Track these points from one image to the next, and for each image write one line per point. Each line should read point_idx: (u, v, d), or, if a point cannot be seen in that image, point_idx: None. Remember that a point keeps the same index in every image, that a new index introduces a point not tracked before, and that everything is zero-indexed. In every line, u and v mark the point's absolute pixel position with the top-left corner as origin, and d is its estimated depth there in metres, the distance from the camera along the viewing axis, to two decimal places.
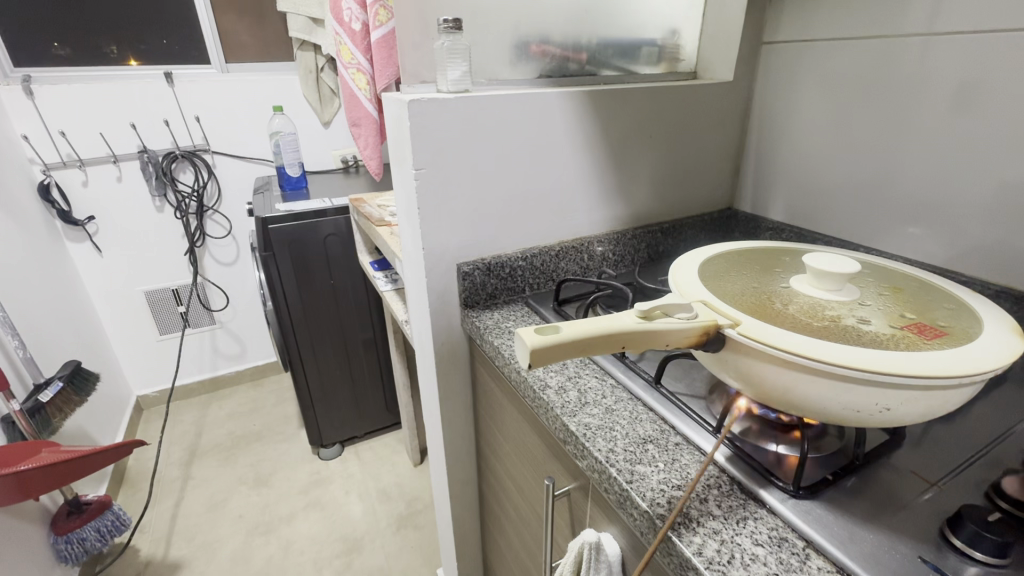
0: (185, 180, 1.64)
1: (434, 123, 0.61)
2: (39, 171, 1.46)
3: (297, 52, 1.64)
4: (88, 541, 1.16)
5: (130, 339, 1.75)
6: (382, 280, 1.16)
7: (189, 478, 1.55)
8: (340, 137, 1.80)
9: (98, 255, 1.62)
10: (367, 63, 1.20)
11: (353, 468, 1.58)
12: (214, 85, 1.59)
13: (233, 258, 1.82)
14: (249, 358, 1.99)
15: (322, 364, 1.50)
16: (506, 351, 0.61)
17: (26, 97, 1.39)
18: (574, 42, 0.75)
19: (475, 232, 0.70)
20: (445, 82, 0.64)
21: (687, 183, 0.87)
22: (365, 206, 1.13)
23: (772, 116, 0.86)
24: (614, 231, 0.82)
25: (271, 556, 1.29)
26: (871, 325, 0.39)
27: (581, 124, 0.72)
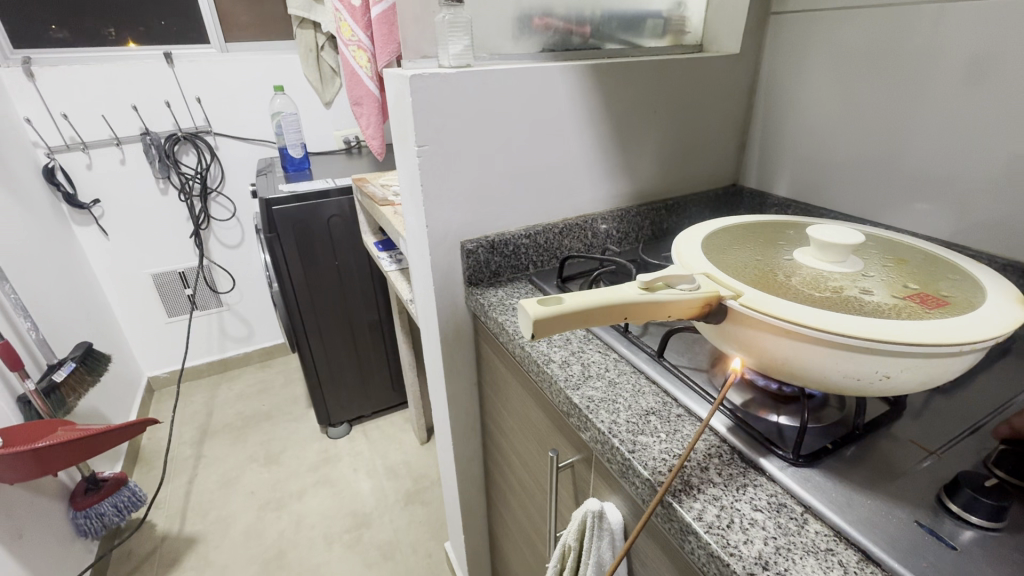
0: (188, 163, 1.64)
1: (436, 98, 0.60)
2: (43, 154, 1.46)
3: (296, 30, 1.61)
4: (106, 516, 1.19)
5: (139, 321, 1.78)
6: (386, 260, 1.16)
7: (201, 456, 1.58)
8: (342, 117, 1.79)
9: (104, 238, 1.63)
10: (367, 40, 1.17)
11: (361, 446, 1.61)
12: (214, 65, 1.57)
13: (239, 239, 1.82)
14: (256, 340, 2.01)
15: (329, 344, 1.51)
16: (510, 326, 0.62)
17: (28, 79, 1.39)
18: (577, 14, 0.74)
19: (479, 209, 0.70)
20: (446, 57, 0.64)
21: (691, 158, 0.86)
22: (368, 185, 1.13)
23: (779, 88, 0.85)
24: (618, 208, 0.81)
25: (283, 530, 1.33)
26: (874, 295, 0.39)
27: (584, 98, 0.71)
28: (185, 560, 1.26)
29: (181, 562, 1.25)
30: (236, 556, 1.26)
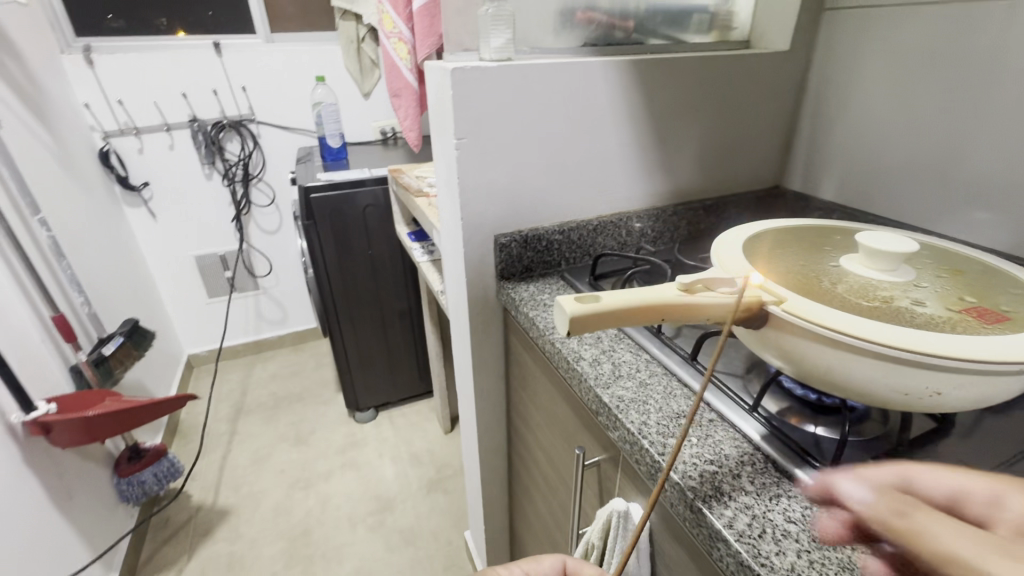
0: (232, 149, 1.70)
1: (476, 90, 0.61)
2: (99, 138, 1.53)
3: (339, 21, 1.63)
4: (147, 484, 1.24)
5: (182, 301, 1.85)
6: (418, 251, 1.17)
7: (235, 433, 1.64)
8: (380, 109, 1.81)
9: (152, 219, 1.70)
10: (408, 32, 1.14)
11: (386, 432, 1.64)
12: (260, 55, 1.62)
13: (277, 226, 1.87)
14: (290, 323, 2.07)
15: (359, 331, 1.55)
16: (541, 322, 0.62)
17: (88, 66, 1.47)
18: (620, 9, 0.74)
19: (515, 203, 0.70)
20: (487, 50, 0.64)
21: (733, 157, 0.84)
22: (403, 176, 1.14)
23: (829, 88, 0.82)
24: (654, 207, 0.80)
25: (310, 509, 1.37)
26: (926, 307, 0.37)
27: (625, 95, 0.70)
28: (217, 531, 1.31)
29: (214, 532, 1.31)
30: (264, 531, 1.31)
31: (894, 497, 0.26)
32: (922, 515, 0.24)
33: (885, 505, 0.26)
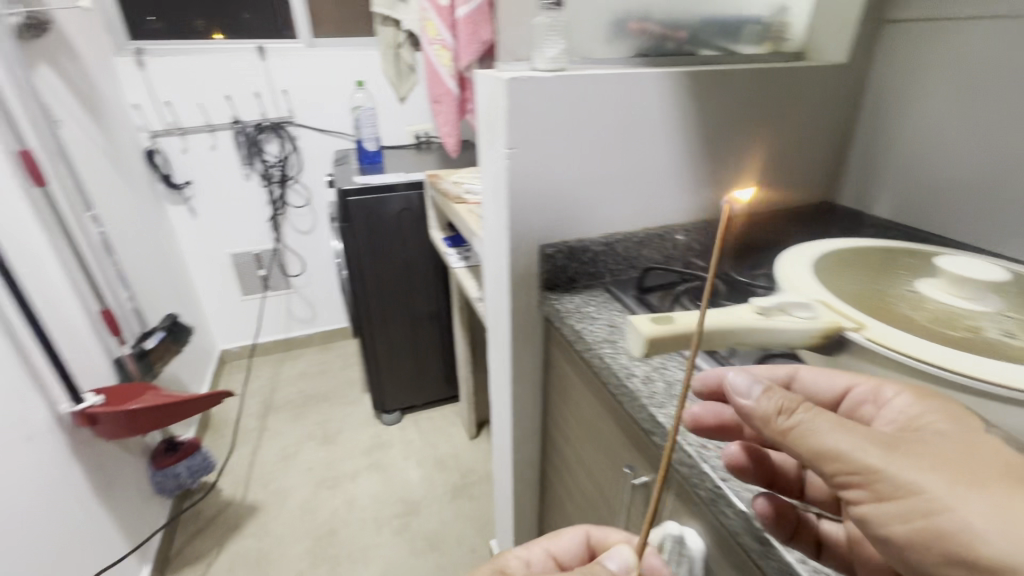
0: (271, 151, 1.73)
1: (530, 101, 0.60)
2: (146, 138, 1.58)
3: (379, 27, 1.66)
4: (181, 477, 1.26)
5: (217, 297, 1.90)
6: (454, 256, 1.18)
7: (264, 429, 1.67)
8: (415, 113, 1.83)
9: (193, 217, 1.75)
10: (452, 40, 1.14)
11: (412, 435, 1.64)
12: (302, 60, 1.66)
13: (311, 226, 1.90)
14: (319, 323, 2.10)
15: (389, 333, 1.56)
16: (588, 335, 0.61)
17: (138, 68, 1.52)
18: (673, 20, 0.73)
19: (562, 215, 0.69)
20: (541, 60, 0.63)
21: (783, 171, 0.82)
22: (442, 182, 1.15)
23: (886, 103, 0.79)
24: (701, 221, 0.79)
25: (337, 509, 1.38)
26: (1019, 339, 0.35)
27: (677, 107, 0.69)
28: (246, 526, 1.33)
29: (242, 527, 1.33)
30: (291, 528, 1.33)
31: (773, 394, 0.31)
32: (804, 413, 0.30)
33: (766, 404, 0.31)
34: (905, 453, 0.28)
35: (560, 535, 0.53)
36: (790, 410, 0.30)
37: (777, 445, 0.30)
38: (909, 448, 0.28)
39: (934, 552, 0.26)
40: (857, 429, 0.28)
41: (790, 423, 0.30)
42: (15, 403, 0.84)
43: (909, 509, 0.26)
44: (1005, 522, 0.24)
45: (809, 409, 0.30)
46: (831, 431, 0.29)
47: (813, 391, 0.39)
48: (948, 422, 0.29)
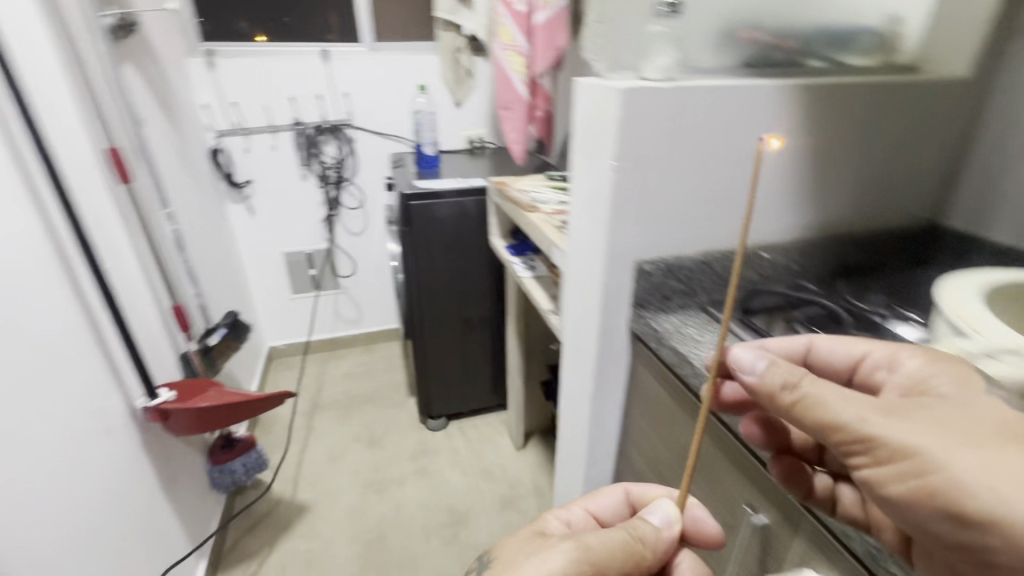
0: (329, 152, 1.75)
1: (643, 112, 0.58)
2: (211, 137, 1.62)
3: (439, 32, 1.64)
4: (236, 473, 1.27)
5: (269, 295, 1.93)
6: (519, 265, 1.16)
7: (312, 428, 1.68)
8: (470, 118, 1.83)
9: (251, 216, 1.78)
10: (526, 46, 1.13)
11: (457, 442, 1.63)
12: (364, 63, 1.67)
13: (362, 228, 1.91)
14: (365, 324, 2.11)
15: (441, 339, 1.55)
16: (697, 361, 0.58)
17: (209, 69, 1.55)
18: (785, 30, 0.69)
19: (663, 230, 0.66)
20: (653, 68, 0.60)
21: (891, 190, 0.77)
22: (509, 189, 1.14)
23: (1010, 121, 0.75)
24: (802, 241, 0.75)
25: (385, 514, 1.37)
26: None
27: (792, 120, 0.65)
28: (296, 527, 1.34)
29: (292, 527, 1.33)
30: (340, 531, 1.32)
31: (776, 366, 0.38)
32: (806, 385, 0.36)
33: (769, 377, 0.38)
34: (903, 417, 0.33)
35: (597, 495, 0.59)
36: (794, 386, 0.37)
37: (786, 414, 0.37)
38: (907, 413, 0.34)
39: (933, 503, 0.31)
40: (857, 398, 0.34)
41: (797, 395, 0.36)
42: (94, 397, 0.86)
43: (909, 469, 0.32)
44: (990, 476, 0.29)
45: (814, 381, 0.36)
46: (833, 399, 0.35)
47: (831, 357, 0.48)
48: (954, 388, 0.37)
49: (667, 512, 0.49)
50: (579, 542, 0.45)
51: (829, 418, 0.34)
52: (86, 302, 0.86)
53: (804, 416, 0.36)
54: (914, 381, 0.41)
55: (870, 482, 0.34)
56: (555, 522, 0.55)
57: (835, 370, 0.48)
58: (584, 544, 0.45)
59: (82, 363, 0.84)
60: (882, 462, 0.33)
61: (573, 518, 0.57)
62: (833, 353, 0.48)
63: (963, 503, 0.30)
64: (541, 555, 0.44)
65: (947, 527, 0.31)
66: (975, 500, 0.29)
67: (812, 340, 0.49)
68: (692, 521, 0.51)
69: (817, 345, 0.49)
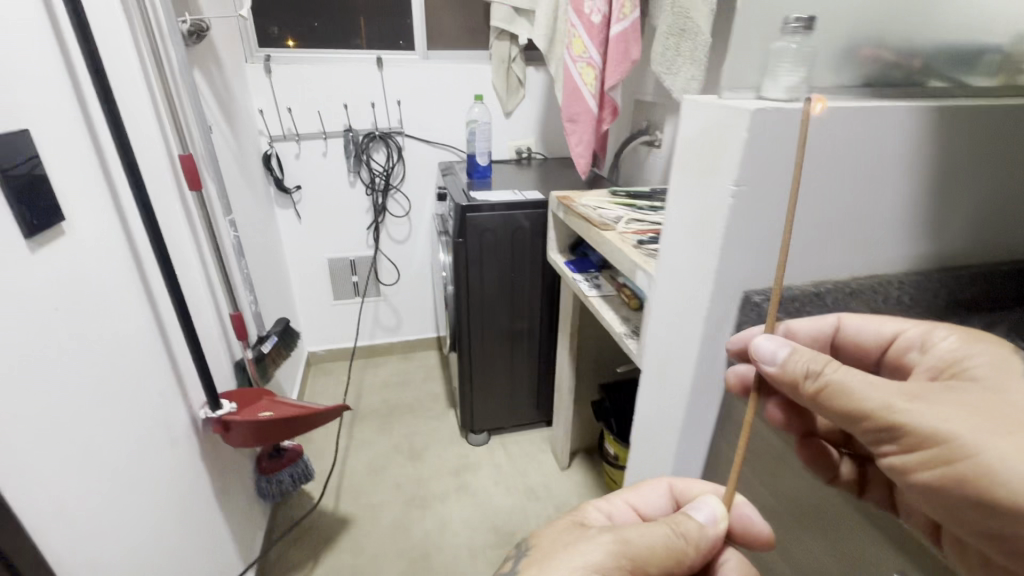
0: (377, 160, 1.74)
1: (771, 134, 0.54)
2: (265, 142, 1.62)
3: (493, 42, 1.63)
4: (284, 484, 1.25)
5: (311, 300, 1.92)
6: (584, 283, 1.12)
7: (352, 437, 1.67)
8: (519, 128, 1.81)
9: (298, 221, 1.78)
10: (599, 58, 1.09)
11: (500, 459, 1.60)
12: (417, 71, 1.66)
13: (405, 236, 1.90)
14: (403, 332, 2.09)
15: (488, 353, 1.52)
16: None
17: (265, 74, 1.55)
18: (908, 47, 0.64)
19: (773, 259, 0.62)
20: (774, 88, 0.56)
21: (1012, 219, 0.71)
22: (576, 205, 1.11)
23: None
24: (914, 271, 0.69)
25: (429, 531, 1.34)
26: None
27: (918, 144, 0.60)
28: (340, 540, 1.31)
29: (336, 541, 1.31)
30: (385, 548, 1.29)
31: (801, 355, 0.46)
32: (830, 373, 0.43)
33: (796, 365, 0.45)
34: (921, 401, 0.40)
35: (640, 490, 0.62)
36: (821, 374, 0.44)
37: (815, 398, 0.45)
38: (927, 398, 0.41)
39: (961, 482, 0.38)
40: (881, 385, 0.41)
41: (822, 382, 0.44)
42: (161, 407, 0.84)
43: (938, 454, 0.39)
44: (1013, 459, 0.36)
45: (837, 368, 0.43)
46: (856, 385, 0.42)
47: (861, 332, 0.56)
48: (988, 370, 0.43)
49: (713, 510, 0.53)
50: (620, 538, 0.49)
51: (856, 402, 0.42)
52: (157, 310, 0.85)
53: (831, 400, 0.43)
54: (946, 361, 0.48)
55: (906, 465, 0.41)
56: (596, 513, 0.59)
57: (867, 348, 0.57)
58: (624, 543, 0.48)
59: (152, 372, 0.82)
60: (909, 448, 0.40)
61: (616, 511, 0.60)
62: (862, 331, 0.56)
63: (994, 485, 0.36)
64: (580, 548, 0.48)
65: (971, 503, 0.38)
66: (1003, 482, 0.36)
67: (842, 319, 0.58)
68: (739, 519, 0.55)
69: (847, 324, 0.57)
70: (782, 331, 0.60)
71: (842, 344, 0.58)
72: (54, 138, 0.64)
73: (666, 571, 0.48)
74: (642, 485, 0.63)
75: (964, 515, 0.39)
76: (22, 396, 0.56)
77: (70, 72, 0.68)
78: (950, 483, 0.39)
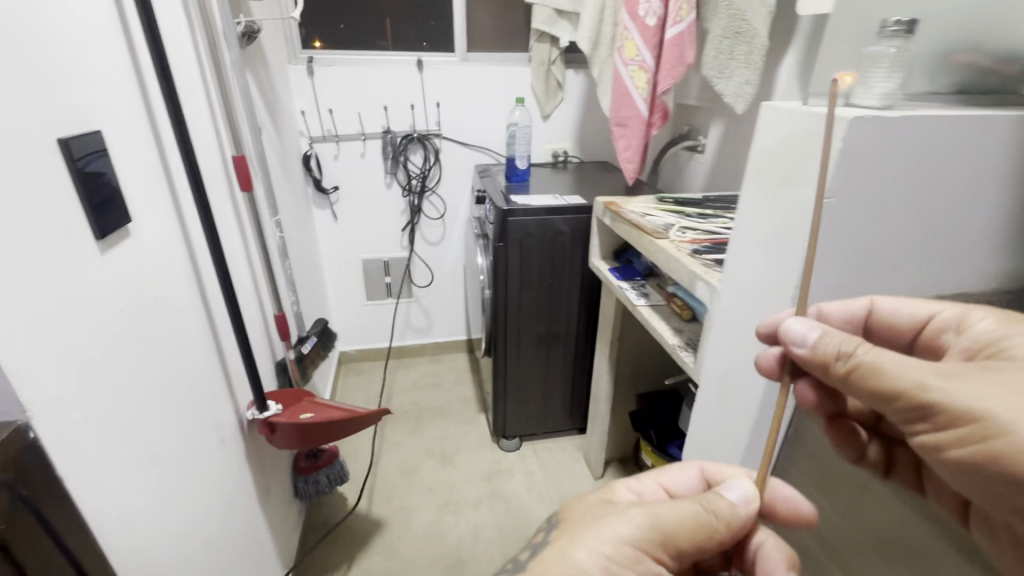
0: (414, 161, 1.74)
1: (867, 144, 0.51)
2: (305, 143, 1.63)
3: (533, 44, 1.61)
4: (320, 484, 1.25)
5: (344, 300, 1.93)
6: (631, 291, 1.09)
7: (383, 439, 1.66)
8: (557, 131, 1.78)
9: (334, 222, 1.79)
10: (652, 61, 1.09)
11: (532, 465, 1.58)
12: (456, 73, 1.65)
13: (439, 238, 1.89)
14: (433, 333, 2.09)
15: (523, 358, 1.50)
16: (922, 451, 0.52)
17: (308, 75, 1.56)
18: (1006, 51, 0.61)
19: (855, 275, 0.59)
20: (867, 95, 0.53)
21: None
22: (625, 212, 1.08)
23: None
24: (1003, 289, 0.65)
25: (463, 538, 1.32)
26: None
27: (1019, 155, 0.57)
28: (373, 543, 1.31)
29: (370, 543, 1.30)
30: (418, 553, 1.28)
31: (829, 336, 0.45)
32: (860, 354, 0.43)
33: (822, 346, 0.45)
34: (956, 379, 0.40)
35: (669, 470, 0.59)
36: (850, 355, 0.43)
37: (845, 379, 0.44)
38: (961, 376, 0.40)
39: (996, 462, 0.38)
40: (914, 364, 0.41)
41: (853, 363, 0.43)
42: (212, 408, 0.84)
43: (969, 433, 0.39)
44: None
45: (869, 350, 0.43)
46: (888, 364, 0.41)
47: (894, 312, 0.55)
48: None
49: (745, 490, 0.51)
50: (650, 512, 0.48)
51: (890, 382, 0.41)
52: (210, 311, 0.86)
53: (862, 380, 0.43)
54: (982, 342, 0.48)
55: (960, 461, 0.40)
56: (625, 491, 0.57)
57: (900, 330, 0.55)
58: (656, 517, 0.47)
59: (205, 373, 0.82)
60: (941, 426, 0.40)
61: (646, 490, 0.57)
62: (895, 311, 0.55)
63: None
64: (610, 521, 0.48)
65: (1005, 477, 0.38)
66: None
67: (874, 301, 0.55)
68: (778, 499, 0.52)
69: (877, 304, 0.55)
70: (812, 313, 0.56)
71: (875, 325, 0.56)
72: (123, 140, 0.64)
73: (699, 542, 0.48)
74: (673, 465, 0.60)
75: (995, 487, 0.40)
76: (107, 397, 0.57)
77: (138, 73, 0.68)
78: (984, 461, 0.39)
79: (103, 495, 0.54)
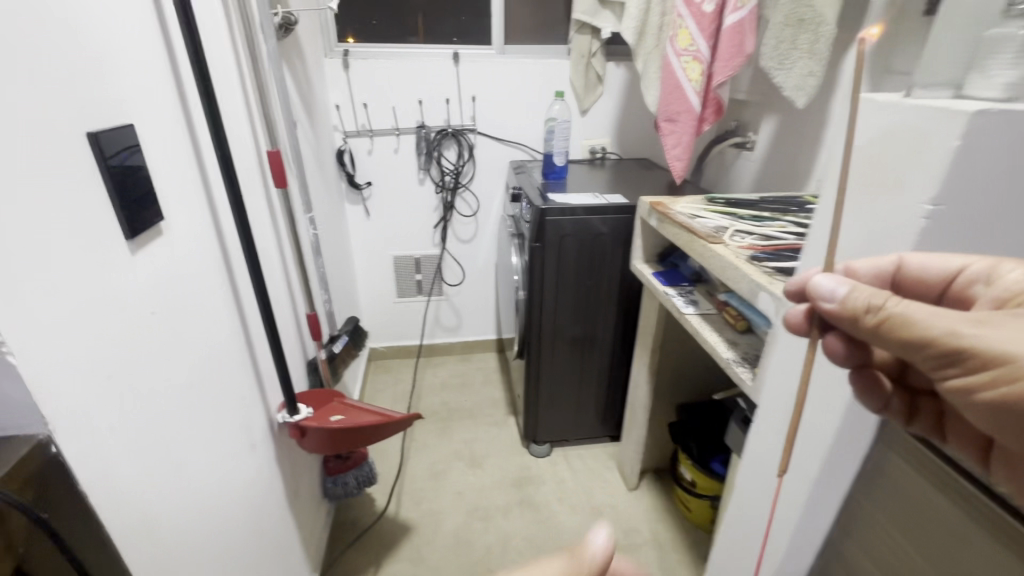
0: (448, 157, 1.70)
1: (990, 142, 0.44)
2: (339, 137, 1.61)
3: (574, 35, 1.55)
4: (349, 486, 1.22)
5: (376, 297, 1.92)
6: (678, 298, 1.02)
7: (412, 439, 1.64)
8: (595, 127, 1.72)
9: (366, 218, 1.77)
10: (707, 51, 1.03)
11: (563, 473, 1.52)
12: (493, 66, 1.60)
13: (471, 236, 1.85)
14: (463, 332, 2.05)
15: (557, 363, 1.45)
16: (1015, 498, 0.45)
17: (343, 69, 1.54)
18: None
19: None
20: (986, 84, 0.45)
21: None
22: (674, 213, 1.01)
23: None
24: None
25: (491, 547, 1.28)
26: None
27: None
28: (401, 547, 1.28)
29: (397, 548, 1.27)
30: (445, 560, 1.25)
31: (858, 291, 0.42)
32: (892, 307, 0.40)
33: (850, 301, 0.42)
34: (994, 326, 0.37)
35: None
36: (880, 309, 0.41)
37: (874, 333, 0.42)
38: (998, 322, 0.38)
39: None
40: (947, 312, 0.38)
41: (882, 316, 0.41)
42: (243, 411, 0.82)
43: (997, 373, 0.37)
44: None
45: (900, 301, 0.40)
46: (921, 315, 0.39)
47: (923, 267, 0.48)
48: None
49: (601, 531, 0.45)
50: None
51: (920, 333, 0.39)
52: (243, 311, 0.83)
53: (892, 333, 0.40)
54: (1012, 292, 0.43)
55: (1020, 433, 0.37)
56: None
57: (928, 286, 0.48)
58: None
59: (235, 375, 0.80)
60: (972, 370, 0.38)
61: None
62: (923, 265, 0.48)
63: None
64: None
65: None
66: None
67: (902, 258, 0.49)
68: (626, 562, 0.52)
69: (904, 260, 0.49)
70: (838, 271, 0.52)
71: (905, 282, 0.49)
72: (155, 134, 0.61)
73: None
74: None
75: (1021, 431, 0.37)
76: (140, 403, 0.55)
77: (173, 64, 0.66)
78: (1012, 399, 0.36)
79: (128, 508, 0.51)
